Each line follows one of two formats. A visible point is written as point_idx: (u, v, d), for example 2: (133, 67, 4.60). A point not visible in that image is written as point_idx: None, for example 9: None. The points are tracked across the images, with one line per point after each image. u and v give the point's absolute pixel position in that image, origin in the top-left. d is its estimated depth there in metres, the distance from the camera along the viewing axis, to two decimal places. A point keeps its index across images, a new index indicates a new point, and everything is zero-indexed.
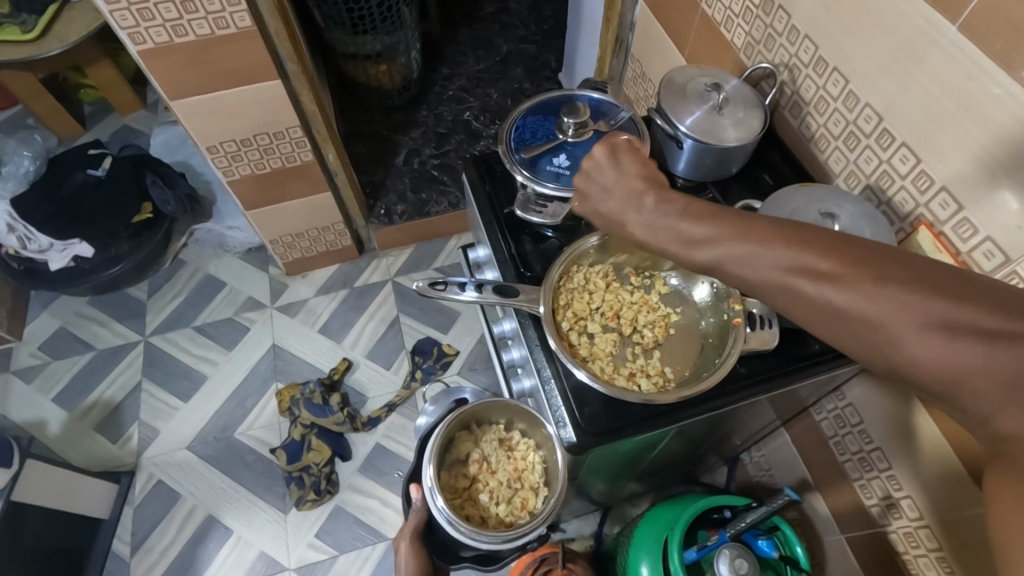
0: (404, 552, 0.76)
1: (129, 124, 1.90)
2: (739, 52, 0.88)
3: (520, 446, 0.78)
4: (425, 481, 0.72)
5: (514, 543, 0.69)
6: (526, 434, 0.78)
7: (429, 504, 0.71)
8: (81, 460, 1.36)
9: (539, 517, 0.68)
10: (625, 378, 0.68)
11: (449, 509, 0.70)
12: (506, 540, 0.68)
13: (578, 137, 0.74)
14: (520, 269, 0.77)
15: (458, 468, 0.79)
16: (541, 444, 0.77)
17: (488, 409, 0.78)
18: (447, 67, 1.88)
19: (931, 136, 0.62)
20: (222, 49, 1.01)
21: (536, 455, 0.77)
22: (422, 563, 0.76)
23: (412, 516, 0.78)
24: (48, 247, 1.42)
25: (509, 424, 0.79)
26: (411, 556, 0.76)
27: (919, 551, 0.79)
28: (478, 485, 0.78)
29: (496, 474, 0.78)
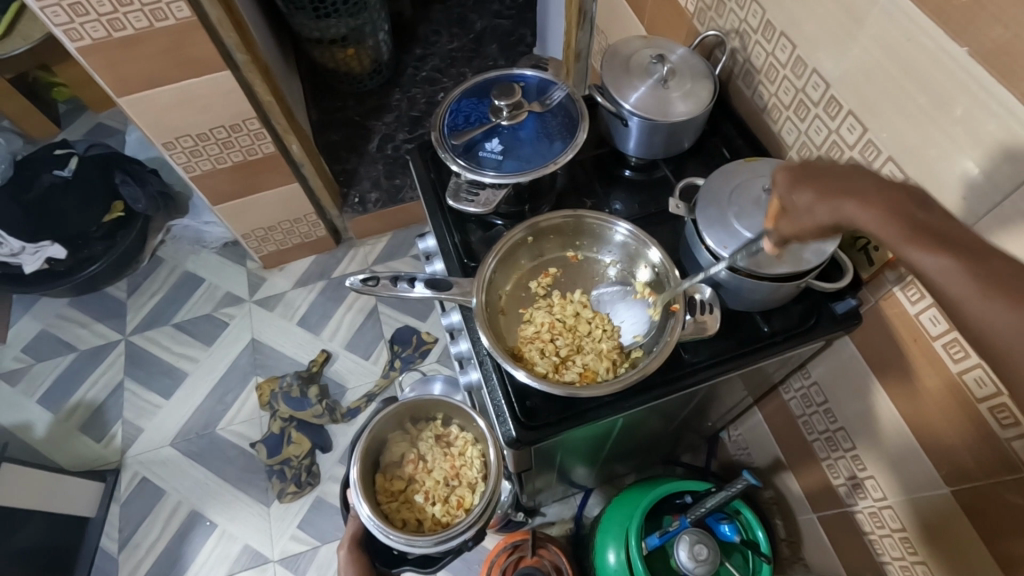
0: (344, 559, 0.75)
1: (104, 121, 1.88)
2: (693, 19, 0.84)
3: (458, 441, 0.80)
4: (352, 485, 0.70)
5: (448, 544, 0.66)
6: (463, 429, 0.80)
7: (356, 509, 0.69)
8: (67, 461, 1.38)
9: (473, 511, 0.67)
10: (552, 368, 0.65)
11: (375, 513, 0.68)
12: (439, 541, 0.66)
13: (513, 120, 0.72)
14: (464, 260, 0.75)
15: (395, 469, 0.79)
16: (478, 437, 0.79)
17: (425, 406, 0.79)
18: (420, 48, 1.83)
19: (878, 104, 0.58)
20: (164, 42, 0.98)
21: (473, 450, 0.79)
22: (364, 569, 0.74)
23: (350, 522, 0.78)
24: (20, 250, 1.40)
25: (445, 420, 0.81)
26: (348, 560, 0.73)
27: (884, 531, 0.77)
28: (412, 487, 0.78)
29: (432, 473, 0.79)
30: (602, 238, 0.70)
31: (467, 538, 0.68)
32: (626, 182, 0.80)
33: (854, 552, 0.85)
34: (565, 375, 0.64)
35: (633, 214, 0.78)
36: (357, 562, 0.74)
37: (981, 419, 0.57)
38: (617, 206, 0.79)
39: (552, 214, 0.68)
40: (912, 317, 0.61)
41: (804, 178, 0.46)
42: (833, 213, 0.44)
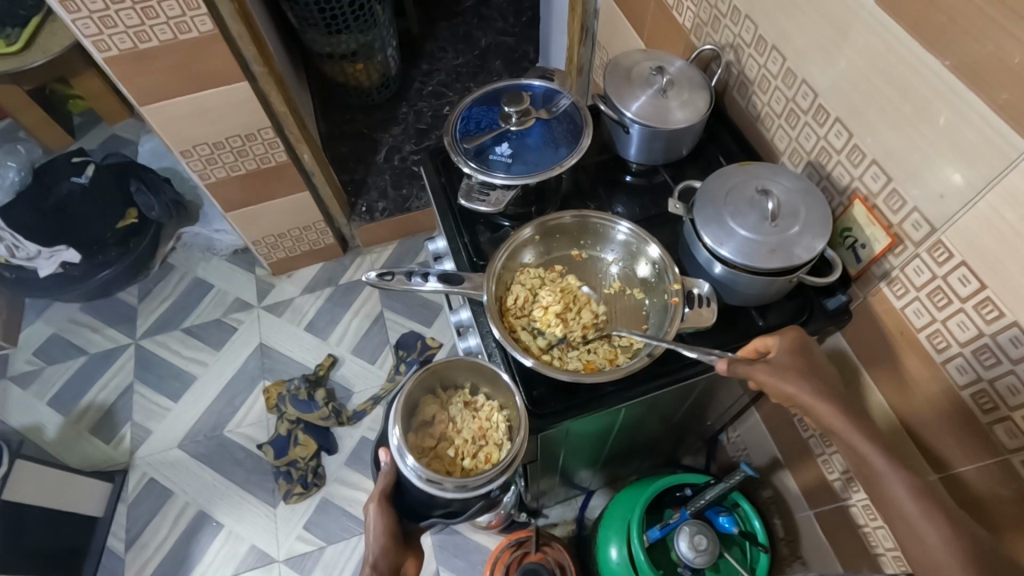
0: (373, 517, 0.69)
1: (118, 132, 1.93)
2: (690, 35, 0.89)
3: (484, 406, 0.74)
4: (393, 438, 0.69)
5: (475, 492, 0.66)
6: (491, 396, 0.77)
7: (399, 462, 0.67)
8: (76, 461, 1.40)
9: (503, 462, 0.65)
10: (555, 356, 0.69)
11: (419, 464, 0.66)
12: (464, 487, 0.66)
13: (521, 126, 0.76)
14: (473, 258, 0.78)
15: (427, 427, 0.74)
16: (504, 403, 0.74)
17: (455, 369, 0.75)
18: (426, 63, 1.89)
19: (862, 111, 0.62)
20: (186, 54, 1.02)
21: (499, 415, 0.74)
22: (392, 526, 0.69)
23: (381, 476, 0.72)
24: (36, 255, 1.45)
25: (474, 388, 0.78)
26: (380, 515, 0.69)
27: (878, 523, 0.80)
28: (442, 444, 0.74)
29: (460, 434, 0.74)
30: (605, 237, 0.74)
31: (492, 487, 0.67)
32: (628, 186, 0.85)
33: (849, 546, 0.88)
34: (568, 363, 0.67)
35: (634, 216, 0.82)
36: (388, 516, 0.69)
37: (965, 406, 0.60)
38: (619, 209, 0.83)
39: (561, 214, 0.72)
40: (898, 311, 0.65)
41: (799, 354, 0.61)
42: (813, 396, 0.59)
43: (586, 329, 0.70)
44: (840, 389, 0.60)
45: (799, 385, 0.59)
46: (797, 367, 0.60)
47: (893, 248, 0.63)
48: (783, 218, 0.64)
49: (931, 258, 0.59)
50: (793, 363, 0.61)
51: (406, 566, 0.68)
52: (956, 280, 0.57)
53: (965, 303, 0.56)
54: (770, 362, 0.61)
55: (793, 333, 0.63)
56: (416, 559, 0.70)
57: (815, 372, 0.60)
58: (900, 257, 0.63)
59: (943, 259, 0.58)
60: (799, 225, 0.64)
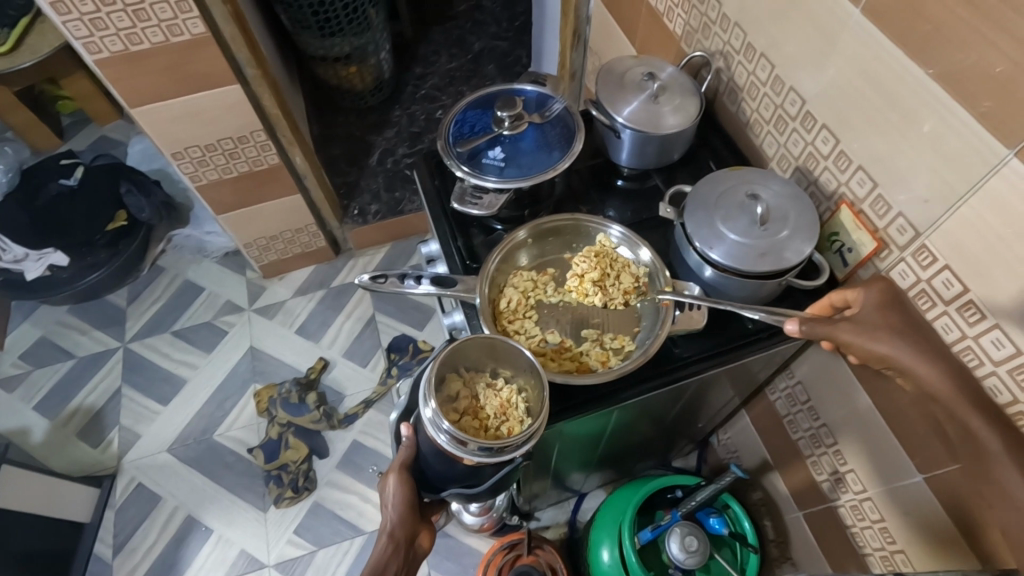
0: (392, 490, 0.64)
1: (108, 134, 1.91)
2: (680, 41, 0.90)
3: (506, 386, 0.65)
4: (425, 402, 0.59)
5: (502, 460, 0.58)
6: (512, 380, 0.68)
7: (431, 430, 0.59)
8: (64, 466, 1.38)
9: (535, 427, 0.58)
10: (547, 359, 0.69)
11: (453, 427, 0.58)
12: (492, 453, 0.58)
13: (514, 130, 0.77)
14: (466, 261, 0.79)
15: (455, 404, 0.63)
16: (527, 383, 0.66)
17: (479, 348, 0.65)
18: (419, 67, 1.89)
19: (848, 118, 0.64)
20: (179, 56, 1.02)
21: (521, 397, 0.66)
22: (412, 498, 0.64)
23: (402, 448, 0.66)
24: (23, 257, 1.43)
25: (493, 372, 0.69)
26: (399, 489, 0.64)
27: (866, 523, 0.81)
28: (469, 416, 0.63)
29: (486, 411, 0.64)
30: (597, 240, 0.75)
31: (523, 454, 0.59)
32: (620, 190, 0.85)
33: (837, 546, 0.89)
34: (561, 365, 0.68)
35: (626, 220, 0.82)
36: (407, 489, 0.64)
37: None
38: (610, 213, 0.83)
39: (554, 217, 0.74)
40: None
41: (891, 311, 0.57)
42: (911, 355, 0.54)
43: (627, 293, 0.71)
44: (942, 341, 0.54)
45: (891, 343, 0.55)
46: (886, 325, 0.56)
47: (880, 252, 0.64)
48: (772, 222, 0.65)
49: (916, 262, 0.60)
50: (880, 319, 0.56)
51: (419, 538, 0.65)
52: (940, 284, 0.58)
53: (948, 306, 0.58)
54: (858, 319, 0.57)
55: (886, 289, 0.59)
56: (429, 532, 0.67)
57: (914, 325, 0.55)
58: (886, 261, 0.64)
59: (927, 263, 0.59)
60: (788, 230, 0.65)
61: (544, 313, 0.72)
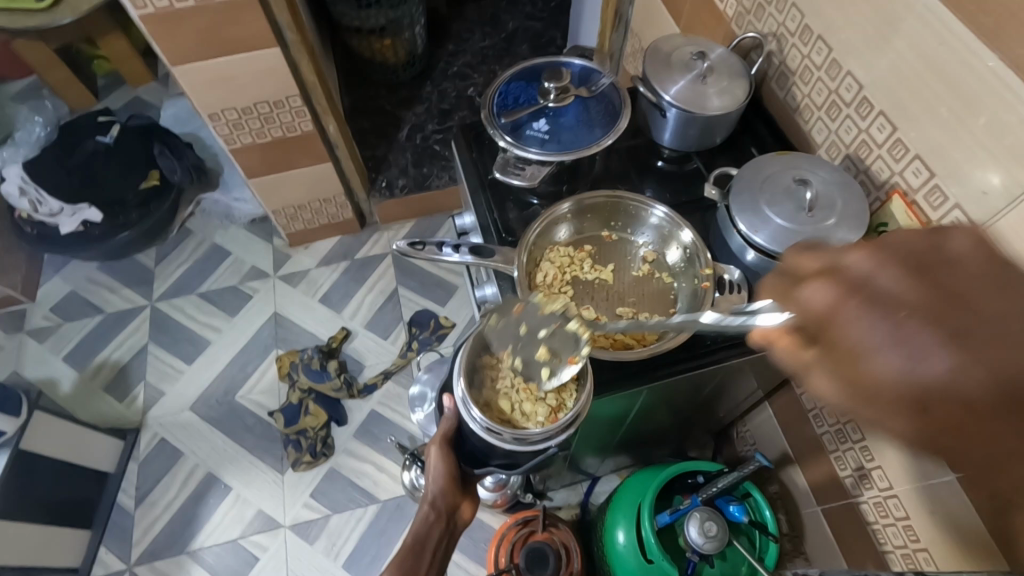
0: (434, 460, 0.66)
1: (140, 96, 1.92)
2: (730, 23, 0.88)
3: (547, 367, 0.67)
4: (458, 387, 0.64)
5: (535, 449, 0.62)
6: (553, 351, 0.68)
7: (464, 412, 0.63)
8: (90, 417, 1.42)
9: (562, 422, 0.60)
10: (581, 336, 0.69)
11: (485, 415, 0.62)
12: (526, 443, 0.61)
13: (560, 103, 0.76)
14: (502, 234, 0.78)
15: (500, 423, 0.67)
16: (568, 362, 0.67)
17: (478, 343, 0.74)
18: (453, 43, 1.88)
19: (907, 105, 0.62)
20: (221, 16, 1.02)
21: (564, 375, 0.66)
22: (453, 472, 0.66)
23: (444, 421, 0.67)
24: (58, 212, 1.47)
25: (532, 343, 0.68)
26: (440, 462, 0.66)
27: (889, 521, 0.80)
28: (521, 416, 0.64)
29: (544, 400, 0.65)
30: (638, 219, 0.75)
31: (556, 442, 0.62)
32: (659, 172, 0.84)
33: (857, 544, 0.88)
34: (595, 343, 0.68)
35: (664, 201, 0.82)
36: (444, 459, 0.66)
37: None
38: (649, 194, 0.83)
39: (594, 194, 0.72)
40: None
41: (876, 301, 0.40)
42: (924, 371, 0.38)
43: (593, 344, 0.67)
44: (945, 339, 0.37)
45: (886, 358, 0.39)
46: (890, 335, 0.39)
47: None
48: (820, 209, 0.64)
49: None
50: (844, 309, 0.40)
51: (461, 509, 0.66)
52: None
53: None
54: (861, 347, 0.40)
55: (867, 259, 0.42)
56: (471, 502, 0.68)
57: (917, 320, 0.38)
58: None
59: None
60: (835, 217, 0.64)
61: (579, 288, 0.73)
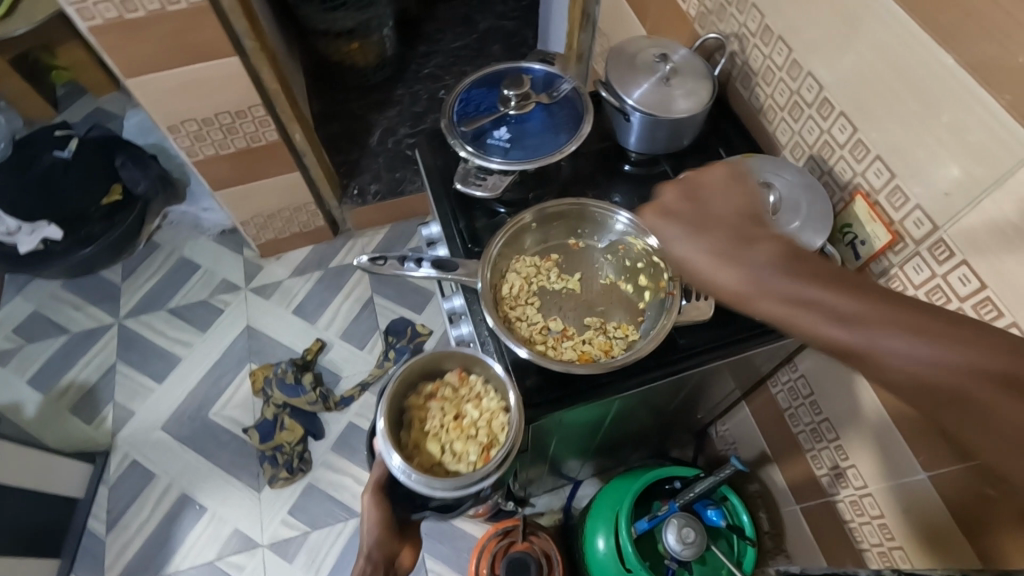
0: (368, 509, 0.73)
1: (103, 106, 1.87)
2: (694, 23, 0.87)
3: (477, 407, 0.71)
4: (379, 435, 0.67)
5: (466, 491, 0.64)
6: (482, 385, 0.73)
7: (385, 460, 0.66)
8: (57, 441, 1.38)
9: (492, 462, 0.64)
10: (549, 348, 0.68)
11: (406, 462, 0.66)
12: (456, 487, 0.64)
13: (521, 110, 0.74)
14: (468, 245, 0.77)
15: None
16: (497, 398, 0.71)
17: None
18: (424, 45, 1.85)
19: (867, 106, 0.62)
20: (176, 24, 0.99)
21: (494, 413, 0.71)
22: (388, 518, 0.72)
23: (375, 469, 0.75)
24: (16, 230, 1.42)
25: (461, 379, 0.74)
26: (375, 507, 0.73)
27: (864, 519, 0.81)
28: (454, 457, 0.70)
29: (475, 439, 0.71)
30: (603, 226, 0.74)
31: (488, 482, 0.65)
32: (627, 175, 0.83)
33: (835, 542, 0.88)
34: (564, 355, 0.67)
35: (632, 206, 0.81)
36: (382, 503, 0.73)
37: None
38: (617, 199, 0.82)
39: (559, 202, 0.71)
40: None
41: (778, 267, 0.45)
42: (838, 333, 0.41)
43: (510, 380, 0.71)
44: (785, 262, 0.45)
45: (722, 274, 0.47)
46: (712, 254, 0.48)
47: (894, 245, 0.63)
48: (784, 212, 0.64)
49: (932, 256, 0.59)
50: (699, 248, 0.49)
51: (401, 556, 0.73)
52: (956, 280, 0.56)
53: (964, 303, 0.56)
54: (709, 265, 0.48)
55: (760, 250, 0.46)
56: (411, 548, 0.75)
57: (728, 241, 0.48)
58: (900, 254, 0.62)
59: (944, 258, 0.57)
60: (799, 220, 0.63)
61: (546, 298, 0.71)
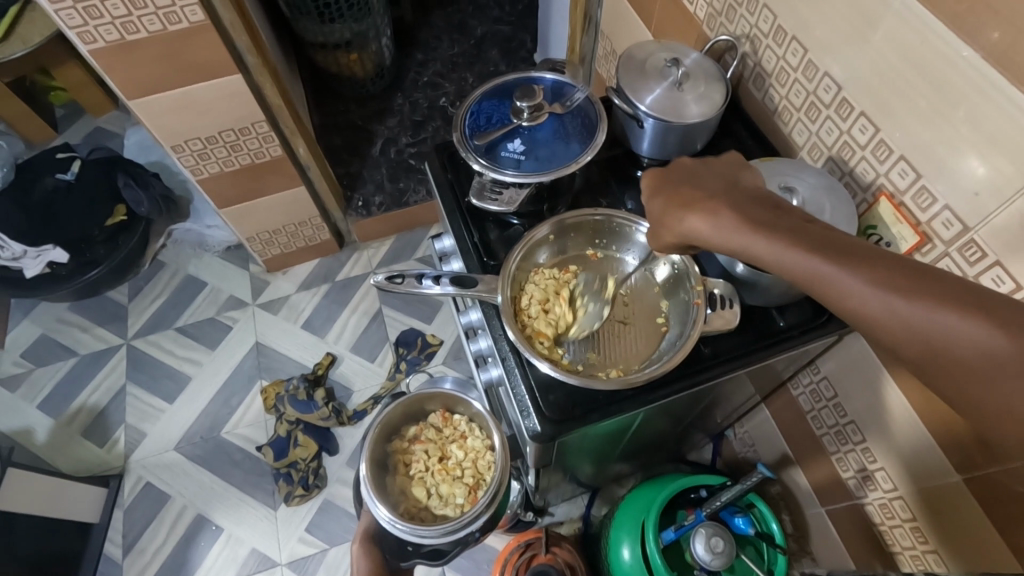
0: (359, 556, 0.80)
1: (102, 125, 1.86)
2: (702, 25, 0.86)
3: (467, 444, 0.91)
4: (362, 480, 0.79)
5: (456, 535, 0.75)
6: (468, 419, 0.92)
7: (371, 510, 0.77)
8: (69, 466, 1.37)
9: (478, 507, 0.76)
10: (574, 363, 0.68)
11: (389, 512, 0.76)
12: (445, 534, 0.75)
13: (534, 121, 0.73)
14: (483, 258, 0.76)
15: (417, 517, 0.85)
16: (481, 433, 0.91)
17: (396, 416, 0.90)
18: (421, 53, 1.84)
19: (888, 106, 0.61)
20: (177, 44, 0.98)
21: (482, 449, 0.90)
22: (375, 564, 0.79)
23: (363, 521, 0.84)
24: (21, 254, 1.40)
25: (450, 410, 0.94)
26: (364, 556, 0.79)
27: (895, 522, 0.80)
28: (444, 496, 0.88)
29: (461, 481, 0.89)
30: (622, 235, 0.72)
31: (478, 526, 0.77)
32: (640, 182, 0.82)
33: (863, 545, 0.87)
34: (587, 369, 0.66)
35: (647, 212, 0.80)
36: (370, 555, 0.80)
37: None
38: (631, 205, 0.81)
39: (578, 213, 0.70)
40: None
41: (794, 237, 0.48)
42: (889, 308, 0.41)
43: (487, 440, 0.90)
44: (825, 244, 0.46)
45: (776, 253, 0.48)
46: (736, 228, 0.52)
47: (921, 247, 0.62)
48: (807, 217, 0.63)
49: (962, 257, 0.58)
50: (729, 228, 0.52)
51: None
52: (989, 281, 0.55)
53: None
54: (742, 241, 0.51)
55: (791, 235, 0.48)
56: None
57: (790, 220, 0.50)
58: (928, 256, 0.61)
59: (975, 259, 0.56)
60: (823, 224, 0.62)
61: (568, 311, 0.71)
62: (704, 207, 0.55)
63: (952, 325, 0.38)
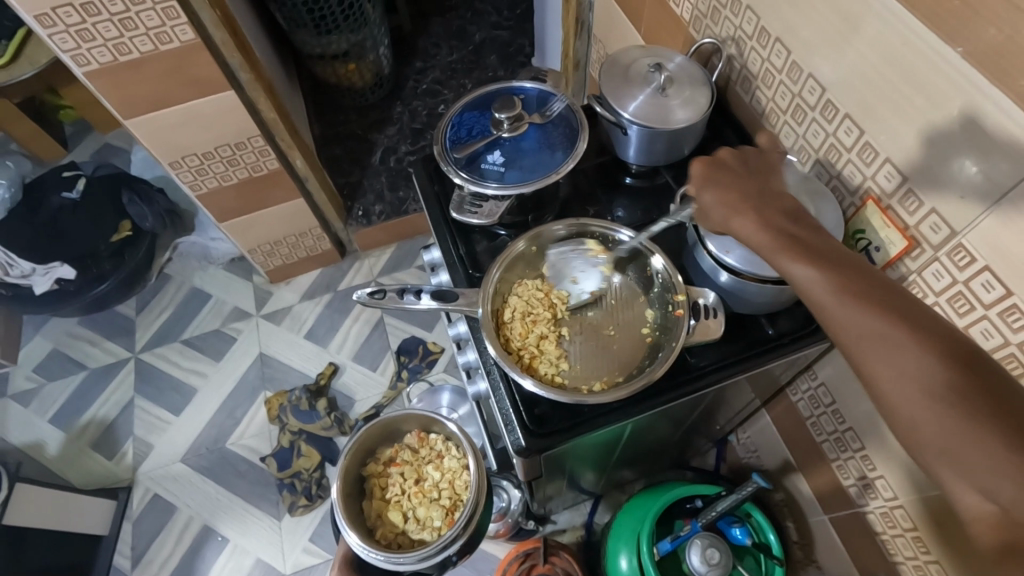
0: None
1: (110, 142, 1.90)
2: (689, 27, 0.85)
3: (442, 465, 0.91)
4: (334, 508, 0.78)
5: (433, 560, 0.74)
6: (443, 438, 0.92)
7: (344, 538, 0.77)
8: (79, 479, 1.39)
9: (455, 530, 0.75)
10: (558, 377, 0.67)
11: (364, 540, 0.76)
12: (422, 558, 0.74)
13: (514, 132, 0.73)
14: (469, 271, 0.75)
15: (394, 542, 0.85)
16: (457, 452, 0.91)
17: (371, 438, 0.90)
18: (420, 61, 1.85)
19: (872, 109, 0.59)
20: (169, 63, 0.99)
21: (457, 470, 0.91)
22: None
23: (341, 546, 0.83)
24: (30, 271, 1.43)
25: (426, 430, 0.93)
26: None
27: (897, 531, 0.77)
28: (422, 519, 0.88)
29: (438, 502, 0.90)
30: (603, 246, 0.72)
31: (455, 551, 0.76)
32: (628, 188, 0.81)
33: (866, 554, 0.86)
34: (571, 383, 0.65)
35: (634, 220, 0.79)
36: None
37: None
38: (618, 213, 0.80)
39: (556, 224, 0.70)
40: None
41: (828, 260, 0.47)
42: (891, 359, 0.40)
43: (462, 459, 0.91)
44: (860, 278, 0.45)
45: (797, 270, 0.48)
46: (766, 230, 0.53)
47: (910, 251, 0.60)
48: None
49: (952, 262, 0.56)
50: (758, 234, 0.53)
51: None
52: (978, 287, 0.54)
53: (989, 309, 0.53)
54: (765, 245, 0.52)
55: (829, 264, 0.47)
56: None
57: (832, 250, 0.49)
58: (917, 260, 0.60)
59: (964, 264, 0.55)
60: None
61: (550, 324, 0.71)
62: (736, 205, 0.56)
63: (940, 384, 0.38)
